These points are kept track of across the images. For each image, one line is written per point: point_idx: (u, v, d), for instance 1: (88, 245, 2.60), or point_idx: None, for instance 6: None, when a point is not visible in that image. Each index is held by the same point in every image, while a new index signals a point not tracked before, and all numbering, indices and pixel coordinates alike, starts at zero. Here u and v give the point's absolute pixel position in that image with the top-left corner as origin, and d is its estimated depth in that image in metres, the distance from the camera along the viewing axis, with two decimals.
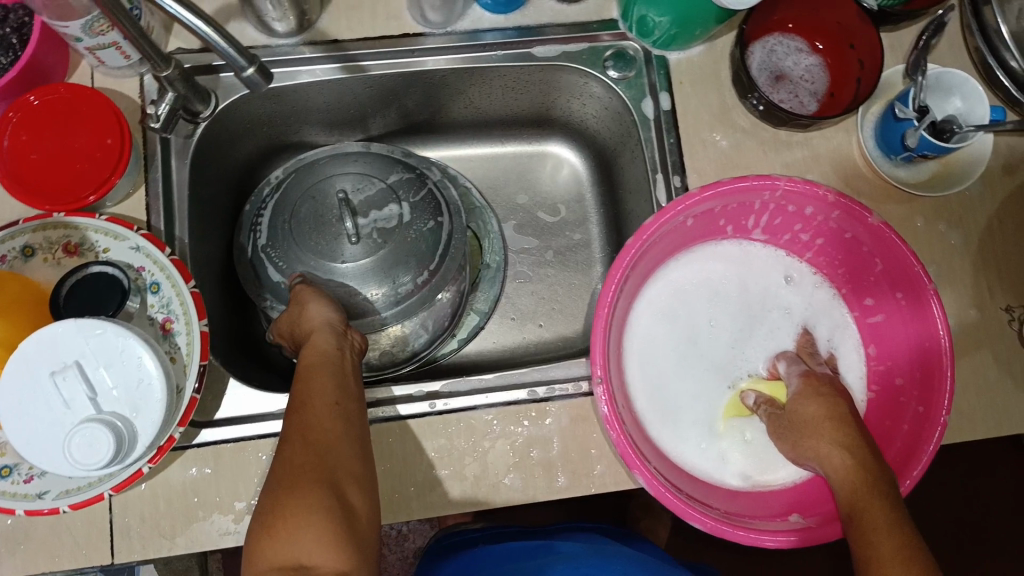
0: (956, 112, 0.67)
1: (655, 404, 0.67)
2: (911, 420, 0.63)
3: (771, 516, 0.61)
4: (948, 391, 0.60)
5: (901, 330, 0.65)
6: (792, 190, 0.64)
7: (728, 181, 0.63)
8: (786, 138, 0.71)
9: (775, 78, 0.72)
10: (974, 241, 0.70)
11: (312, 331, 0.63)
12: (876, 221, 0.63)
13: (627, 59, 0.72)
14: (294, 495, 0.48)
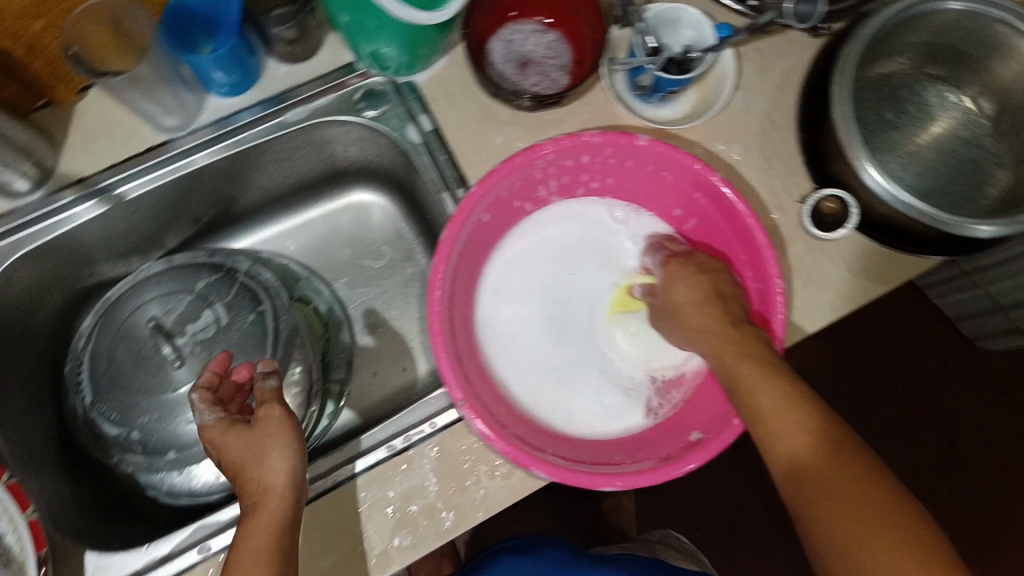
0: (689, 40, 0.69)
1: (536, 393, 0.65)
2: (758, 304, 0.63)
3: (682, 442, 0.61)
4: (772, 257, 0.60)
5: (720, 220, 0.65)
6: (561, 149, 0.63)
7: (501, 165, 0.61)
8: (550, 117, 0.72)
9: (522, 64, 0.73)
10: (753, 149, 0.72)
11: (267, 484, 0.54)
12: (644, 141, 0.63)
13: (377, 95, 0.71)
14: None
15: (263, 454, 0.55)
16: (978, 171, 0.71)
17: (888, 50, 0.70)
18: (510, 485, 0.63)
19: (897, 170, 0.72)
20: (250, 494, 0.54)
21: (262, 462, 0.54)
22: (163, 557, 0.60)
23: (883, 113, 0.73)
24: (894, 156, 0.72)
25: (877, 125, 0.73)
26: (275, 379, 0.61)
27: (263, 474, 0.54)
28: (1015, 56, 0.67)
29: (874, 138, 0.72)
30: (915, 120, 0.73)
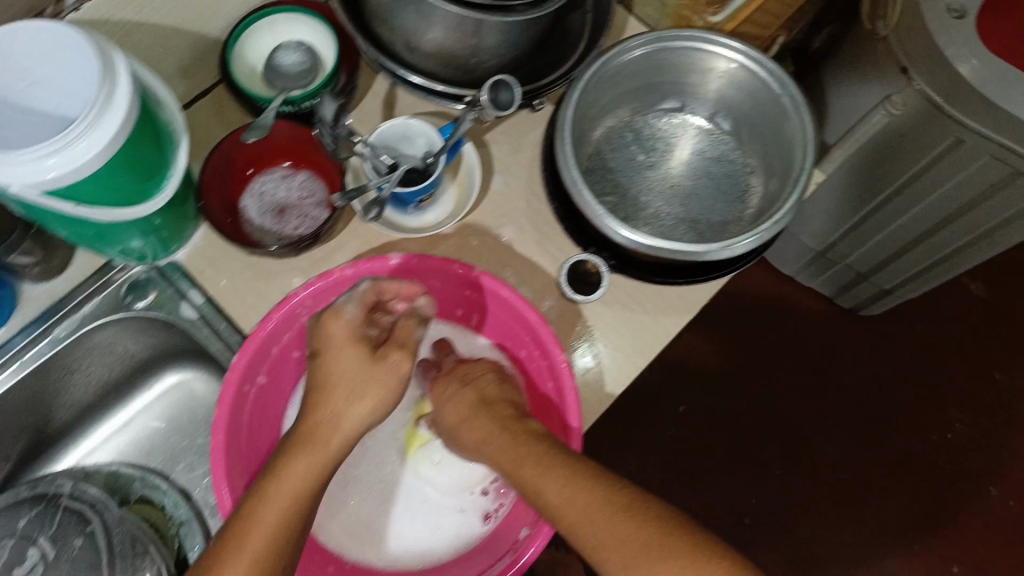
0: (423, 148, 0.70)
1: (360, 540, 0.65)
2: (547, 380, 0.65)
3: (505, 551, 0.61)
4: (551, 334, 0.63)
5: (496, 309, 0.67)
6: (317, 292, 0.63)
7: (257, 331, 0.61)
8: (323, 253, 0.71)
9: (280, 211, 0.72)
10: (527, 224, 0.73)
11: (337, 424, 0.55)
12: (396, 259, 0.64)
13: (142, 285, 0.71)
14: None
15: (347, 394, 0.56)
16: (734, 183, 0.75)
17: (610, 100, 0.72)
18: None
19: (660, 205, 0.74)
20: (304, 435, 0.55)
21: (345, 392, 0.56)
22: None
23: (632, 156, 0.75)
24: (654, 193, 0.74)
25: (629, 169, 0.75)
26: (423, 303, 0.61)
27: (324, 422, 0.55)
28: (713, 75, 0.70)
29: (630, 181, 0.75)
30: (663, 153, 0.76)
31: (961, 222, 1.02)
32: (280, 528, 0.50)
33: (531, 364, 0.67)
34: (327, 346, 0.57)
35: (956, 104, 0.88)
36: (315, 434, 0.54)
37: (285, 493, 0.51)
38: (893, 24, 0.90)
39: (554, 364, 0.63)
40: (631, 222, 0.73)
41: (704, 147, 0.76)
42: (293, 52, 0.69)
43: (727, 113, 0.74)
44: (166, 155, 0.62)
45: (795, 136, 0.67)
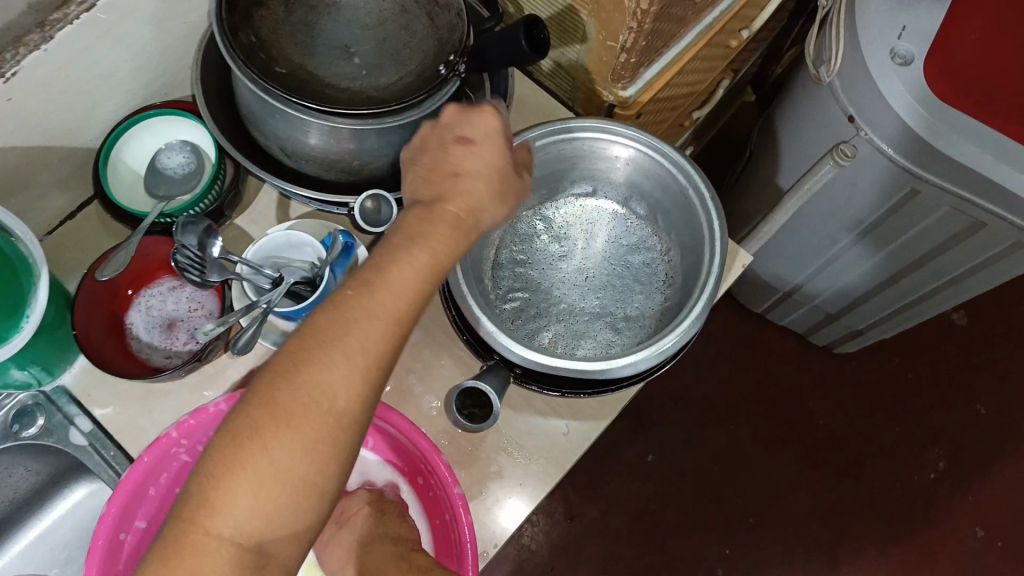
0: (313, 257, 0.65)
1: None
2: (445, 508, 0.60)
3: None
4: (443, 464, 0.59)
5: (389, 432, 0.63)
6: (189, 430, 0.59)
7: (122, 483, 0.57)
8: (215, 369, 0.67)
9: (169, 326, 0.68)
10: (433, 327, 0.70)
11: (479, 213, 0.52)
12: None
13: (29, 411, 0.68)
14: (288, 426, 0.42)
15: (500, 188, 0.54)
16: (651, 274, 0.70)
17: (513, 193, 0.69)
18: None
19: (572, 299, 0.69)
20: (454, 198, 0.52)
21: (490, 177, 0.53)
22: None
23: (542, 249, 0.71)
24: (566, 286, 0.69)
25: (540, 262, 0.70)
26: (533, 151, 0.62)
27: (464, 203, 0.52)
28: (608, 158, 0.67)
29: (541, 275, 0.70)
30: (575, 245, 0.71)
31: (926, 268, 0.96)
32: (395, 302, 0.46)
33: (428, 492, 0.63)
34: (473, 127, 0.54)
35: (908, 156, 0.81)
36: (459, 218, 0.51)
37: (429, 255, 0.48)
38: (837, 70, 0.84)
39: (448, 492, 0.59)
40: (541, 319, 0.68)
41: (619, 235, 0.72)
42: (179, 152, 0.71)
43: (640, 200, 0.70)
44: (20, 289, 0.59)
45: (704, 232, 0.63)
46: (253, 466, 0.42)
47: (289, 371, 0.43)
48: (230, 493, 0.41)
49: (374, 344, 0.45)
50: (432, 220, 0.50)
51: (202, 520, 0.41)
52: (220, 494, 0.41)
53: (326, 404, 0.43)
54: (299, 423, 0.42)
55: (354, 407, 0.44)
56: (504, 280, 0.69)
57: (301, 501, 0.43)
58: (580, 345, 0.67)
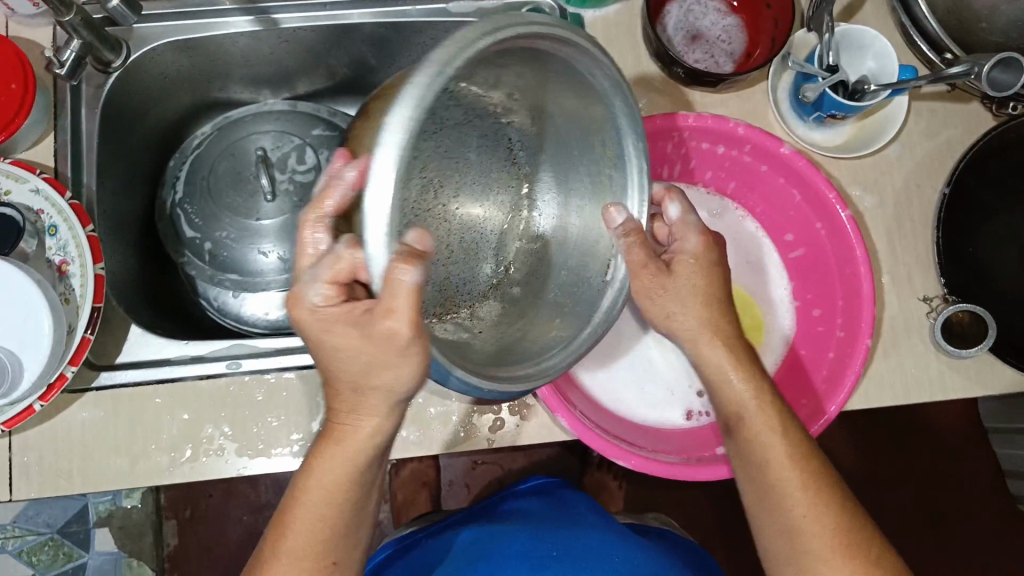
0: (868, 73, 0.66)
1: (585, 365, 0.68)
2: (836, 349, 0.65)
3: (701, 450, 0.65)
4: (869, 318, 0.61)
5: (830, 256, 0.66)
6: (702, 126, 0.63)
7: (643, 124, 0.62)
8: (700, 98, 0.70)
9: (694, 37, 0.71)
10: (889, 206, 0.69)
11: (377, 380, 0.47)
12: (786, 151, 0.63)
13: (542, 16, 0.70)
14: (322, 501, 0.51)
15: (393, 402, 0.49)
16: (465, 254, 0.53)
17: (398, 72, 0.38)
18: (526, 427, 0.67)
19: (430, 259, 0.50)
20: (349, 400, 0.49)
21: (375, 373, 0.46)
22: (196, 357, 0.65)
23: (456, 143, 0.51)
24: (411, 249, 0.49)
25: (477, 158, 0.52)
26: (418, 278, 0.39)
27: (372, 412, 0.49)
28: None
29: (455, 207, 0.52)
30: (497, 162, 0.54)
31: None
32: (353, 458, 0.50)
33: (823, 322, 0.68)
34: (384, 325, 0.43)
35: None
36: (359, 396, 0.49)
37: (355, 443, 0.50)
38: None
39: (855, 341, 0.62)
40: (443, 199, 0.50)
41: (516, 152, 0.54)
42: None
43: (565, 114, 0.51)
44: None
45: (632, 189, 0.50)
46: (297, 514, 0.51)
47: (304, 486, 0.51)
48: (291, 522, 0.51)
49: (346, 468, 0.50)
50: (363, 398, 0.48)
51: (272, 544, 0.51)
52: (279, 544, 0.51)
53: (342, 481, 0.50)
54: (318, 487, 0.50)
55: (350, 484, 0.51)
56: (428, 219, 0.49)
57: (330, 534, 0.51)
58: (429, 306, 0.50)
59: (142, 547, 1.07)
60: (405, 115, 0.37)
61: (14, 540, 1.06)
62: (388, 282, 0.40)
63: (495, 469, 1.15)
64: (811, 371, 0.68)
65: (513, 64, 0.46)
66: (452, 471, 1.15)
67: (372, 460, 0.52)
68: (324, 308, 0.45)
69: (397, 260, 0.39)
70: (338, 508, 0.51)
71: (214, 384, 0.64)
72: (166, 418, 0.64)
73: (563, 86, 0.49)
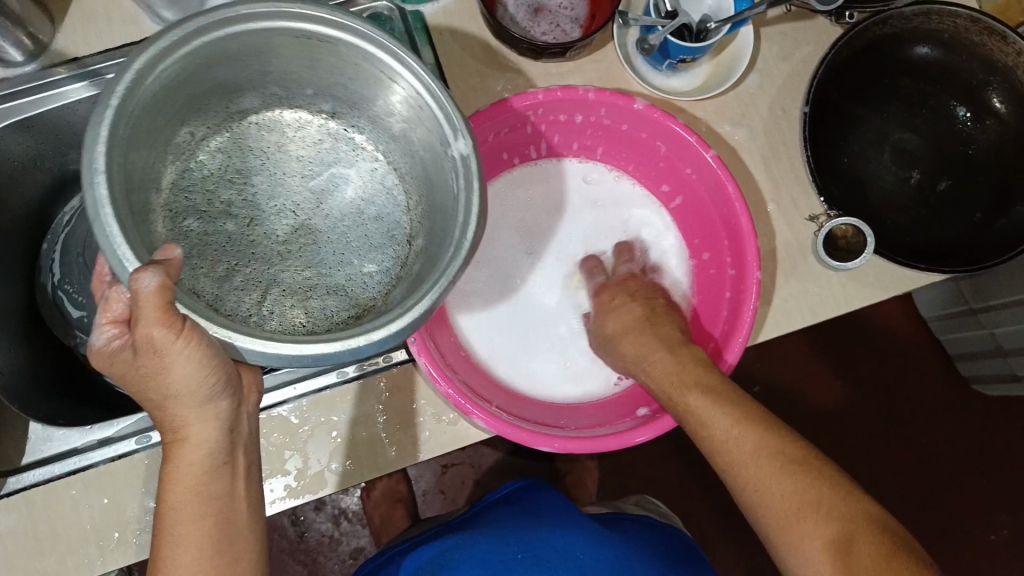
0: (709, 11, 0.66)
1: (497, 355, 0.69)
2: (730, 288, 0.66)
3: (623, 417, 0.64)
4: (753, 250, 0.62)
5: (707, 199, 0.67)
6: (552, 99, 0.63)
7: (492, 109, 0.61)
8: (555, 70, 0.70)
9: (536, 10, 0.70)
10: (761, 135, 0.70)
11: (176, 382, 0.45)
12: (640, 106, 0.63)
13: (382, 20, 0.67)
14: (186, 520, 0.48)
15: (200, 401, 0.47)
16: (333, 265, 0.54)
17: (165, 134, 0.47)
18: (456, 430, 0.67)
19: (320, 261, 0.54)
20: (169, 419, 0.47)
21: (167, 379, 0.44)
22: (103, 440, 0.63)
23: (297, 172, 0.55)
24: (303, 263, 0.54)
25: (318, 181, 0.55)
26: (157, 278, 0.39)
27: (190, 420, 0.47)
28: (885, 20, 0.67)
29: (316, 222, 0.55)
30: (338, 177, 0.56)
31: None
32: (199, 465, 0.48)
33: (716, 263, 0.69)
34: (142, 336, 0.42)
35: None
36: (168, 410, 0.47)
37: (191, 452, 0.48)
38: None
39: (745, 278, 0.62)
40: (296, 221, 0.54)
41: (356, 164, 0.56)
42: None
43: (350, 85, 0.50)
44: None
45: (437, 108, 0.45)
46: (170, 543, 0.48)
47: (166, 514, 0.48)
48: (169, 557, 0.48)
49: (196, 479, 0.48)
50: (174, 411, 0.47)
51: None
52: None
53: (201, 492, 0.48)
54: (179, 506, 0.48)
55: (209, 494, 0.48)
56: (268, 253, 0.53)
57: (215, 545, 0.48)
58: (340, 310, 0.53)
59: None
60: (89, 137, 0.38)
61: None
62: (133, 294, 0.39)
63: (466, 469, 1.15)
64: (712, 312, 0.69)
65: (281, 56, 0.47)
66: (424, 480, 1.14)
67: (225, 462, 0.49)
68: (108, 346, 0.45)
69: (136, 270, 0.39)
70: (212, 521, 0.48)
71: (126, 462, 0.63)
72: (85, 508, 0.62)
73: (324, 61, 0.47)
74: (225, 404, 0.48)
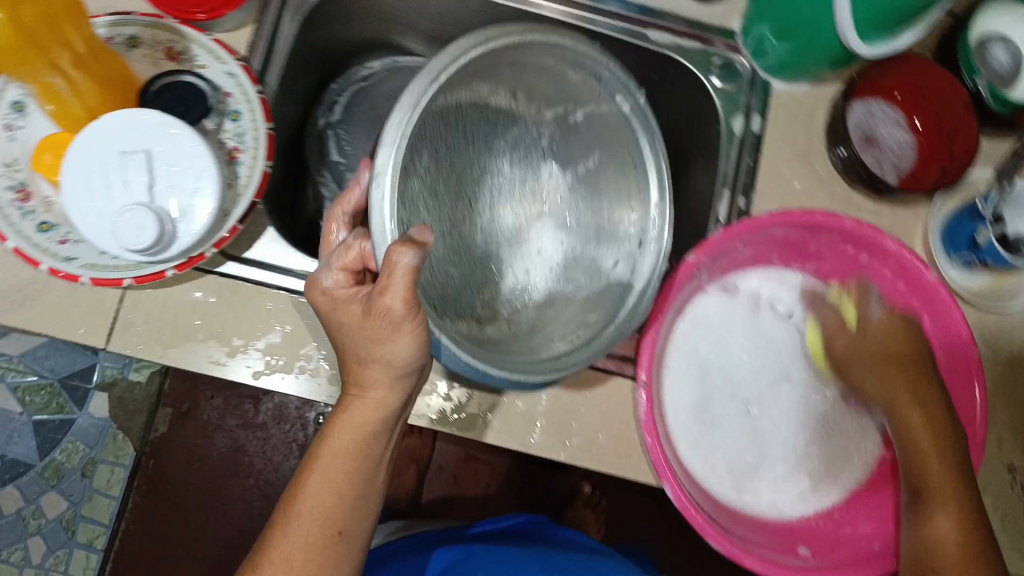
0: None
1: (685, 427, 0.66)
2: None
3: (781, 548, 0.65)
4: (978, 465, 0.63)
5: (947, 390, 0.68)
6: (857, 232, 0.66)
7: (802, 213, 0.65)
8: (856, 202, 0.72)
9: (867, 140, 0.70)
10: (994, 362, 0.72)
11: (386, 360, 0.51)
12: (932, 280, 0.65)
13: (733, 72, 0.72)
14: (334, 472, 0.54)
15: (395, 378, 0.53)
16: (475, 263, 0.62)
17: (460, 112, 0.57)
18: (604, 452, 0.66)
19: (477, 253, 0.62)
20: (355, 375, 0.54)
21: (371, 344, 0.51)
22: None
23: (484, 153, 0.63)
24: (453, 252, 0.59)
25: (507, 174, 0.65)
26: (413, 258, 0.44)
27: (376, 386, 0.53)
28: None
29: (483, 218, 0.63)
30: (519, 182, 0.66)
31: None
32: (366, 429, 0.54)
33: None
34: (380, 305, 0.47)
35: None
36: (362, 373, 0.53)
37: (365, 415, 0.54)
38: None
39: None
40: (462, 207, 0.61)
41: (529, 186, 0.66)
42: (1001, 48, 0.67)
43: (582, 130, 0.63)
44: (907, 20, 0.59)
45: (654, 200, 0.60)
46: (310, 483, 0.54)
47: (318, 457, 0.54)
48: (304, 494, 0.54)
49: (356, 441, 0.54)
50: (365, 371, 0.53)
51: (286, 504, 0.54)
52: (294, 505, 0.54)
53: (354, 456, 0.54)
54: (330, 458, 0.54)
55: (359, 458, 0.55)
56: (433, 224, 0.56)
57: (348, 505, 0.55)
58: (466, 301, 0.59)
59: (133, 424, 1.18)
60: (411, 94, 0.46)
61: (13, 376, 1.15)
62: (388, 264, 0.45)
63: (488, 470, 1.17)
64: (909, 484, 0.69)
65: (544, 80, 0.59)
66: (448, 455, 1.16)
67: (383, 432, 0.56)
68: (335, 290, 0.52)
69: (396, 248, 0.44)
70: (352, 482, 0.55)
71: None
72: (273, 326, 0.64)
73: (562, 85, 0.60)
74: (410, 384, 0.54)
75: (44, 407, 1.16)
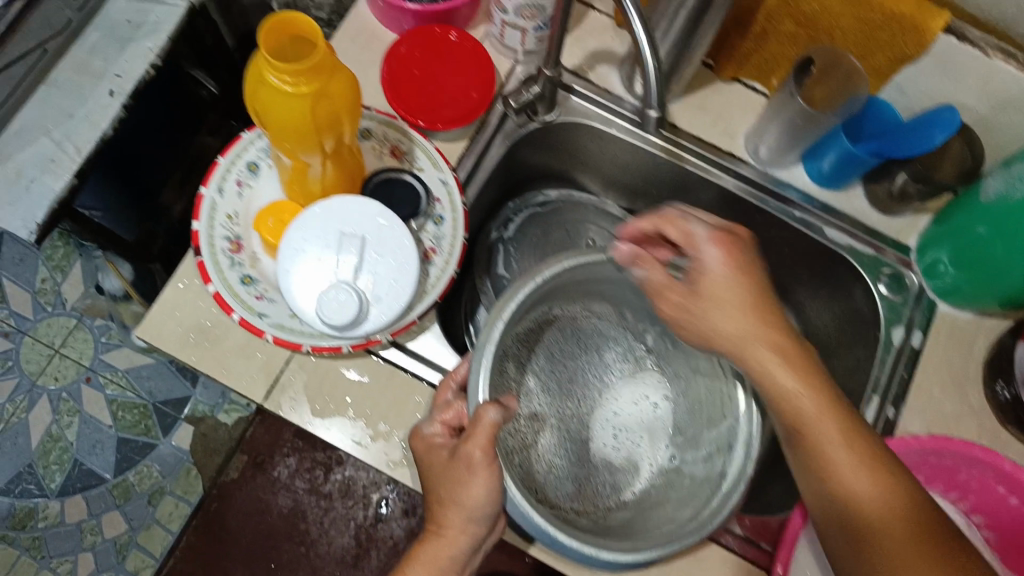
0: None
1: None
2: None
3: None
4: None
5: None
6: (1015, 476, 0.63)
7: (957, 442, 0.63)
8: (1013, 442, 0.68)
9: None
10: None
11: (462, 498, 0.53)
12: None
13: (901, 284, 0.72)
14: None
15: (472, 521, 0.54)
16: (571, 460, 0.66)
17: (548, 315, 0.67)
18: None
19: (572, 452, 0.67)
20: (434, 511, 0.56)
21: (448, 485, 0.54)
22: None
23: (581, 359, 0.72)
24: (557, 444, 0.66)
25: (602, 377, 0.72)
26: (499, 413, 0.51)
27: (455, 527, 0.54)
28: None
29: (576, 418, 0.69)
30: (613, 386, 0.72)
31: None
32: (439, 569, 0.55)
33: None
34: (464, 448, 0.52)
35: None
36: (441, 509, 0.55)
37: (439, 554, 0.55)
38: None
39: None
40: (563, 406, 0.69)
41: (620, 392, 0.72)
42: None
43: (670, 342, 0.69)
44: None
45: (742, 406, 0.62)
46: None
47: None
48: None
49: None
50: (446, 513, 0.55)
51: None
52: None
53: None
54: None
55: None
56: (536, 414, 0.66)
57: None
58: (561, 492, 0.64)
59: (208, 463, 1.19)
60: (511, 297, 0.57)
61: (116, 389, 1.20)
62: (478, 415, 0.52)
63: None
64: None
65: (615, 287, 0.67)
66: None
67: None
68: (433, 438, 0.56)
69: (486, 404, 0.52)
70: None
71: None
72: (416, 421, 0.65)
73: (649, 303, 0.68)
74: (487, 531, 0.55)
75: (133, 424, 1.19)
